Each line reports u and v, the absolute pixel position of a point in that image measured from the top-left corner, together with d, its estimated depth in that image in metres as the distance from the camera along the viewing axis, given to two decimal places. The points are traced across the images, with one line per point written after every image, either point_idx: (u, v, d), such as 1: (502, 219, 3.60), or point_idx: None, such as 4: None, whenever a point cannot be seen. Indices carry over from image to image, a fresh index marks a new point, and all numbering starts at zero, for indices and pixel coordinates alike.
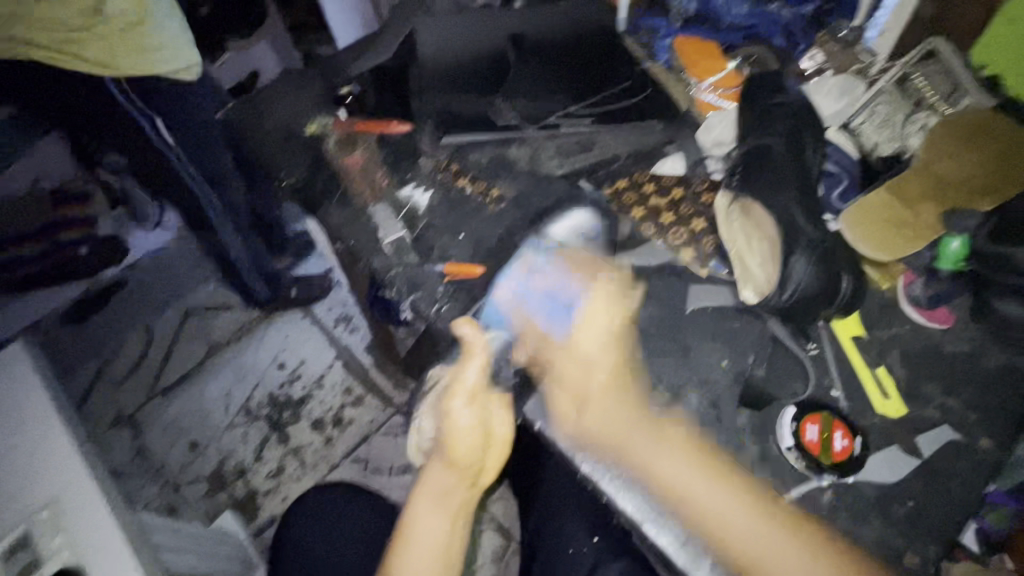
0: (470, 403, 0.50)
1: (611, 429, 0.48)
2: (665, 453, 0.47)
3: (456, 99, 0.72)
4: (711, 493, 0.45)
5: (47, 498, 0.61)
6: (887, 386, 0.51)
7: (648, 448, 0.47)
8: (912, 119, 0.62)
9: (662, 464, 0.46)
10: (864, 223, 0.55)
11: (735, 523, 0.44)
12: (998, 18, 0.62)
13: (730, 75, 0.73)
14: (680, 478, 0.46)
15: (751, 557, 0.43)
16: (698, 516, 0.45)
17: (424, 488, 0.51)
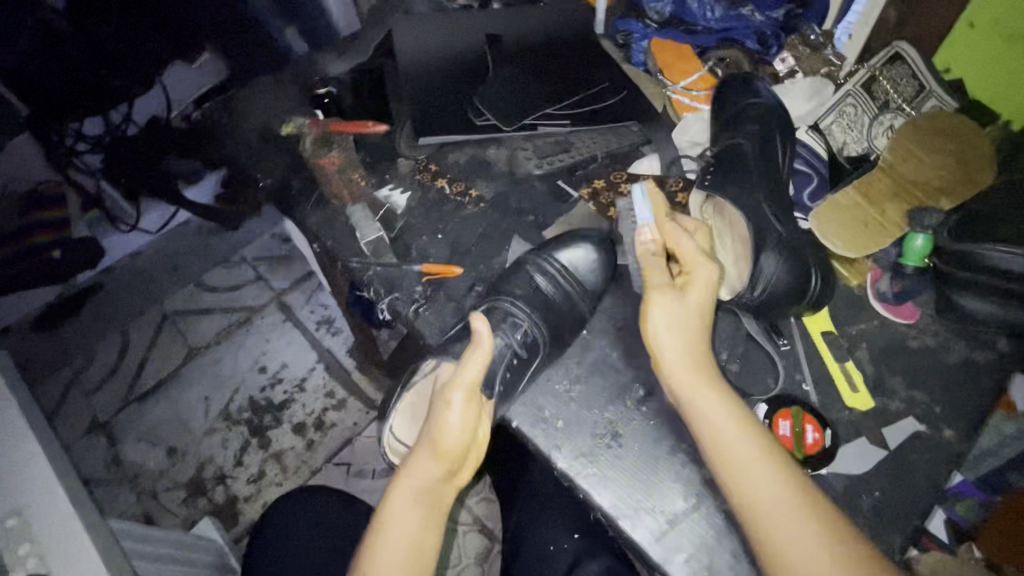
0: (466, 397, 0.47)
1: (684, 340, 0.48)
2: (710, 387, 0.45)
3: (435, 100, 0.72)
4: (740, 436, 0.42)
5: (14, 507, 0.59)
6: (857, 380, 0.52)
7: (688, 373, 0.46)
8: (878, 121, 0.64)
9: (703, 393, 0.45)
10: (831, 218, 0.56)
11: (759, 474, 0.41)
12: (959, 27, 0.64)
13: (706, 77, 0.74)
14: (713, 417, 0.44)
15: (758, 502, 0.40)
16: (721, 453, 0.42)
17: (402, 483, 0.46)
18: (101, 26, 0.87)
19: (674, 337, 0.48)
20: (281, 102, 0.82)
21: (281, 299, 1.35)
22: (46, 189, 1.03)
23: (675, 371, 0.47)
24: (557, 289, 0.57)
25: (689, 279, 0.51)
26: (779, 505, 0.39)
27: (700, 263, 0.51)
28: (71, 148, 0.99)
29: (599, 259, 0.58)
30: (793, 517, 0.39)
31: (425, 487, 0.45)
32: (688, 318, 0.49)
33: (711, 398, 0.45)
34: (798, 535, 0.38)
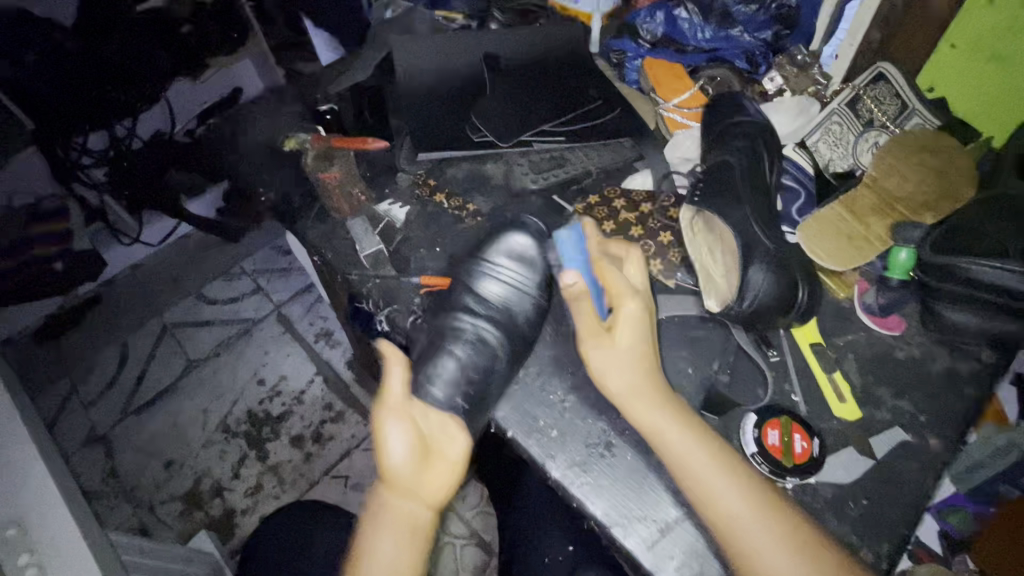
0: (397, 421, 0.47)
1: (632, 373, 0.48)
2: (661, 410, 0.46)
3: (433, 117, 0.74)
4: (698, 453, 0.44)
5: (14, 516, 0.60)
6: (844, 390, 0.53)
7: (642, 401, 0.47)
8: (863, 138, 0.65)
9: (657, 419, 0.46)
10: (817, 231, 0.58)
11: (721, 490, 0.43)
12: (942, 45, 0.66)
13: (696, 95, 0.76)
14: (669, 437, 0.45)
15: (720, 518, 0.42)
16: (683, 474, 0.44)
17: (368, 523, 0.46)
18: (103, 44, 0.97)
19: (622, 373, 0.48)
20: (283, 118, 0.85)
21: (281, 311, 1.37)
22: (52, 205, 1.08)
23: (631, 400, 0.47)
24: (506, 293, 0.59)
25: (618, 318, 0.50)
26: (742, 521, 0.42)
27: (627, 298, 0.50)
28: (78, 162, 1.06)
29: (536, 256, 0.59)
30: (750, 527, 0.41)
31: (393, 519, 0.45)
32: (628, 351, 0.48)
33: (664, 421, 0.46)
34: (767, 543, 0.41)
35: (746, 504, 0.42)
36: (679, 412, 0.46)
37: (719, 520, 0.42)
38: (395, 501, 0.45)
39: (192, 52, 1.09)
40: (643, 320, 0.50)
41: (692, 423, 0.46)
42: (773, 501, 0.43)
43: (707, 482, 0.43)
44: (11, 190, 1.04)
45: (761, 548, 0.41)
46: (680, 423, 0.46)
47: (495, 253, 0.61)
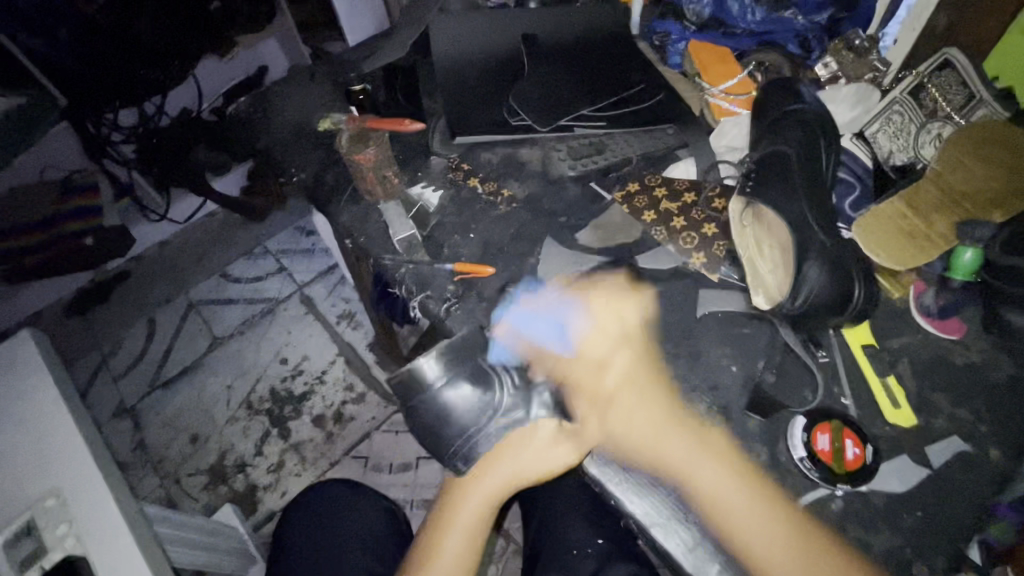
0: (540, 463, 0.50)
1: (655, 445, 0.49)
2: (702, 458, 0.49)
3: (470, 98, 0.72)
4: (713, 470, 0.48)
5: (53, 486, 0.61)
6: (898, 395, 0.51)
7: (679, 449, 0.49)
8: (925, 129, 0.61)
9: (679, 429, 0.50)
10: (875, 229, 0.55)
11: (734, 506, 0.46)
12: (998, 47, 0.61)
13: (743, 81, 0.72)
14: (721, 491, 0.47)
15: (731, 525, 0.45)
16: (720, 511, 0.46)
17: (456, 516, 0.53)
18: (135, 19, 1.01)
19: (634, 381, 0.52)
20: (313, 95, 0.83)
21: (304, 292, 1.38)
22: (83, 178, 1.14)
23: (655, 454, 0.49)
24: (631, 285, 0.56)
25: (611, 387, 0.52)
26: (752, 524, 0.45)
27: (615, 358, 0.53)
28: (109, 137, 1.11)
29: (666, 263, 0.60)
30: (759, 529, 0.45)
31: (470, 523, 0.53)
32: (643, 416, 0.51)
33: (708, 468, 0.48)
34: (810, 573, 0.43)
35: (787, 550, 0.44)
36: (723, 460, 0.49)
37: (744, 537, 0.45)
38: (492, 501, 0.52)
39: (218, 30, 1.12)
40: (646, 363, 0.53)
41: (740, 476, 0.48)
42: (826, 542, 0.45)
43: (718, 495, 0.47)
44: (42, 162, 1.10)
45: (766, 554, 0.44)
46: (725, 474, 0.48)
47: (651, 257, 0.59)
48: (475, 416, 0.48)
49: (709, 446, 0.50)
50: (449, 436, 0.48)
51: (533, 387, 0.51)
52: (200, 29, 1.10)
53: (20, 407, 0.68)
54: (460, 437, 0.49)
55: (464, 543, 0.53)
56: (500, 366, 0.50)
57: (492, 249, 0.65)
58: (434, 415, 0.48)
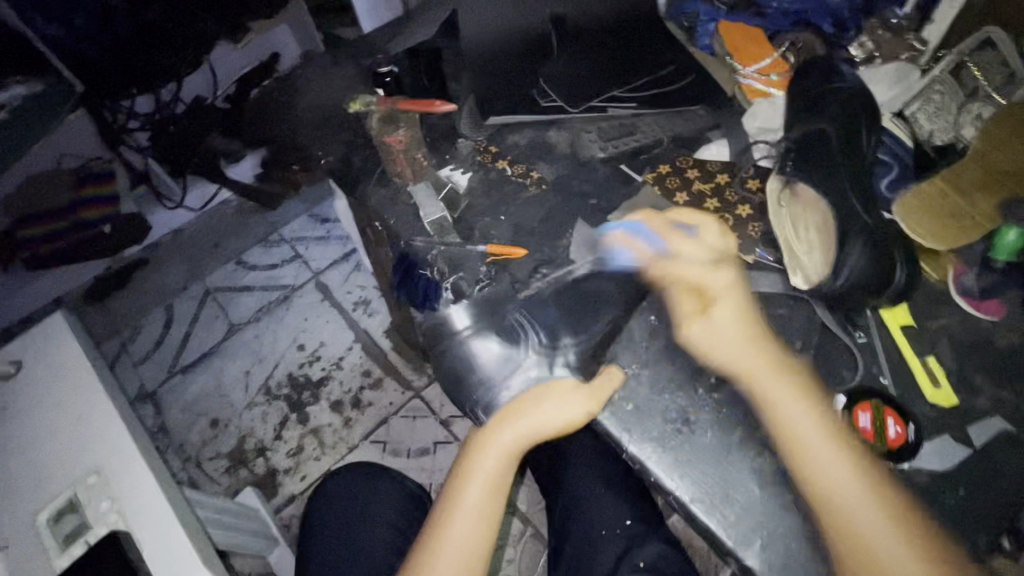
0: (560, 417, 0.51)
1: (738, 352, 0.49)
2: (788, 393, 0.47)
3: (506, 82, 0.75)
4: (800, 410, 0.47)
5: (95, 463, 0.63)
6: (939, 375, 0.51)
7: (764, 377, 0.48)
8: (965, 110, 0.60)
9: (761, 367, 0.48)
10: (915, 210, 0.56)
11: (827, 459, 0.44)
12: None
13: (776, 62, 0.72)
14: (804, 428, 0.46)
15: (824, 481, 0.44)
16: (803, 455, 0.45)
17: (475, 470, 0.53)
18: (146, 9, 1.00)
19: (724, 342, 0.50)
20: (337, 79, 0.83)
21: (320, 279, 1.38)
22: (100, 166, 1.14)
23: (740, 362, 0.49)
24: None
25: (714, 291, 0.52)
26: (846, 489, 0.43)
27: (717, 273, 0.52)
28: (126, 126, 1.12)
29: None
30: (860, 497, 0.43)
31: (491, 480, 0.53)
32: (731, 324, 0.50)
33: (794, 405, 0.47)
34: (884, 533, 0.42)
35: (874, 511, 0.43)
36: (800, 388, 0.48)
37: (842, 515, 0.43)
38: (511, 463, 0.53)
39: (233, 16, 1.12)
40: (738, 286, 0.52)
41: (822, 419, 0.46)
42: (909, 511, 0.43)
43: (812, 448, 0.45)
44: (59, 150, 1.07)
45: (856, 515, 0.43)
46: (813, 410, 0.47)
47: None
48: (494, 369, 0.54)
49: (794, 390, 0.48)
50: (470, 383, 0.55)
51: (555, 352, 0.54)
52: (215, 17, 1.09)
53: (55, 387, 0.69)
54: (477, 388, 0.55)
55: (484, 503, 0.53)
56: (527, 331, 0.55)
57: (523, 232, 0.65)
58: (460, 361, 0.55)
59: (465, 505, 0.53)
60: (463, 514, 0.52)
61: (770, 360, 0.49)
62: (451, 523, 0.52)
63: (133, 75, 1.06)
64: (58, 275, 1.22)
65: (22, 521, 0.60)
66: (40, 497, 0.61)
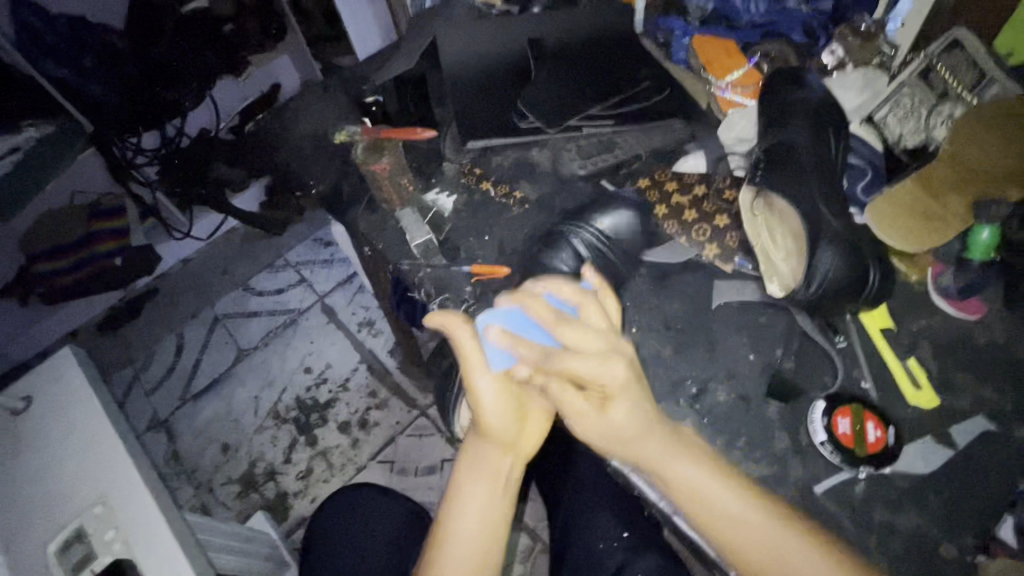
0: (502, 395, 0.51)
1: (634, 446, 0.46)
2: (663, 448, 0.46)
3: (477, 105, 0.74)
4: (691, 472, 0.45)
5: (101, 493, 0.64)
6: (919, 377, 0.52)
7: (652, 446, 0.46)
8: (936, 111, 0.61)
9: (659, 452, 0.46)
10: (886, 211, 0.57)
11: (738, 516, 0.43)
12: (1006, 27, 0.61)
13: (750, 72, 0.74)
14: (702, 488, 0.44)
15: (746, 544, 0.43)
16: (702, 515, 0.44)
17: (463, 494, 0.51)
18: (151, 48, 1.06)
19: (613, 429, 0.46)
20: (329, 110, 0.86)
21: (324, 301, 1.41)
22: (109, 202, 1.17)
23: (629, 451, 0.47)
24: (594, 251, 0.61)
25: (606, 387, 0.45)
26: (771, 549, 0.42)
27: (607, 369, 0.44)
28: (132, 160, 1.13)
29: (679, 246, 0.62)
30: (782, 549, 0.42)
31: (493, 470, 0.51)
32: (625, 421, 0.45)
33: (687, 467, 0.45)
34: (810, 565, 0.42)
35: (776, 533, 0.43)
36: (691, 454, 0.46)
37: (736, 545, 0.43)
38: (491, 453, 0.52)
39: (235, 49, 1.13)
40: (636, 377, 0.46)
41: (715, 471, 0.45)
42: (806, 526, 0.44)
43: (718, 511, 0.44)
44: (73, 187, 1.13)
45: (789, 571, 0.42)
46: (702, 468, 0.45)
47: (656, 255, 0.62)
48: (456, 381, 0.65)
49: (679, 447, 0.46)
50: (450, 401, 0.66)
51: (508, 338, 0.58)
52: (216, 46, 1.11)
53: (64, 421, 0.71)
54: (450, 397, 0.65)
55: (482, 516, 0.50)
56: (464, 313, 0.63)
57: (508, 252, 0.67)
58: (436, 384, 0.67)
59: (469, 499, 0.50)
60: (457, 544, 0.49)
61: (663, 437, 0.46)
62: (451, 523, 0.50)
63: (130, 108, 1.06)
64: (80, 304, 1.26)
65: (35, 554, 0.62)
66: (48, 529, 0.63)
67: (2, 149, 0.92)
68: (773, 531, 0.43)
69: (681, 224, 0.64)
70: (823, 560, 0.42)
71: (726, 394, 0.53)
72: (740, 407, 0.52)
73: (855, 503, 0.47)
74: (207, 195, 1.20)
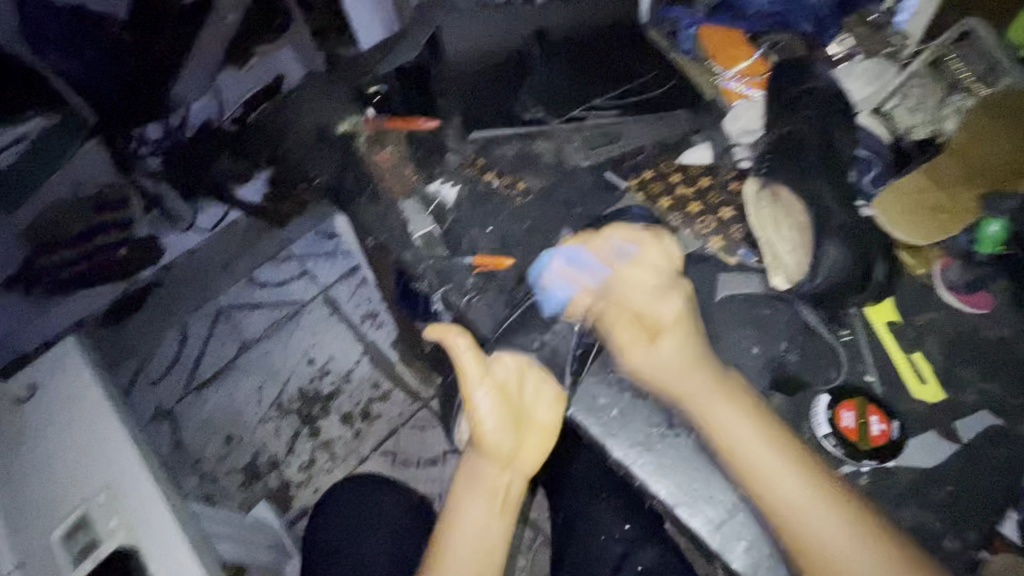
0: (498, 411, 0.53)
1: (681, 377, 0.50)
2: (718, 398, 0.48)
3: (480, 94, 0.74)
4: (741, 428, 0.47)
5: (106, 482, 0.65)
6: (925, 371, 0.52)
7: (697, 391, 0.49)
8: (946, 102, 0.61)
9: (709, 400, 0.48)
10: (897, 206, 0.55)
11: (772, 470, 0.45)
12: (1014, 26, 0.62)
13: (757, 63, 0.73)
14: (738, 436, 0.46)
15: (773, 493, 0.45)
16: (739, 459, 0.46)
17: (461, 502, 0.54)
18: (154, 39, 1.00)
19: (667, 371, 0.50)
20: (332, 100, 0.86)
21: (327, 293, 1.41)
22: (112, 193, 1.12)
23: (677, 385, 0.50)
24: None
25: (660, 323, 0.52)
26: (806, 509, 0.44)
27: (663, 302, 0.53)
28: (137, 152, 1.10)
29: (685, 236, 0.61)
30: (809, 512, 0.44)
31: (490, 487, 0.53)
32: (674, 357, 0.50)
33: (728, 413, 0.48)
34: (810, 513, 0.44)
35: (808, 494, 0.44)
36: (743, 404, 0.48)
37: (765, 487, 0.45)
38: (488, 466, 0.54)
39: (239, 40, 1.10)
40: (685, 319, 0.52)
41: (767, 429, 0.47)
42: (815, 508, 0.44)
43: (757, 461, 0.45)
44: (75, 181, 1.05)
45: (822, 540, 0.43)
46: (747, 416, 0.47)
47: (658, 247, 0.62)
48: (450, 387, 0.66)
49: (736, 398, 0.48)
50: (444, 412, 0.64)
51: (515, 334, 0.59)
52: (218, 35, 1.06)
53: (69, 410, 0.71)
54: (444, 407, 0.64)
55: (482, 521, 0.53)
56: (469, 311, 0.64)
57: (511, 243, 0.66)
58: None
59: (468, 516, 0.53)
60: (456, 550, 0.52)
61: (713, 383, 0.49)
62: (450, 539, 0.52)
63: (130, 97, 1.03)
64: (86, 293, 1.21)
65: (37, 542, 0.62)
66: (53, 517, 0.63)
67: (8, 140, 0.92)
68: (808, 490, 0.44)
69: (685, 216, 0.63)
70: (842, 518, 0.43)
71: None
72: (743, 400, 0.52)
73: (858, 497, 0.47)
74: (209, 182, 1.22)
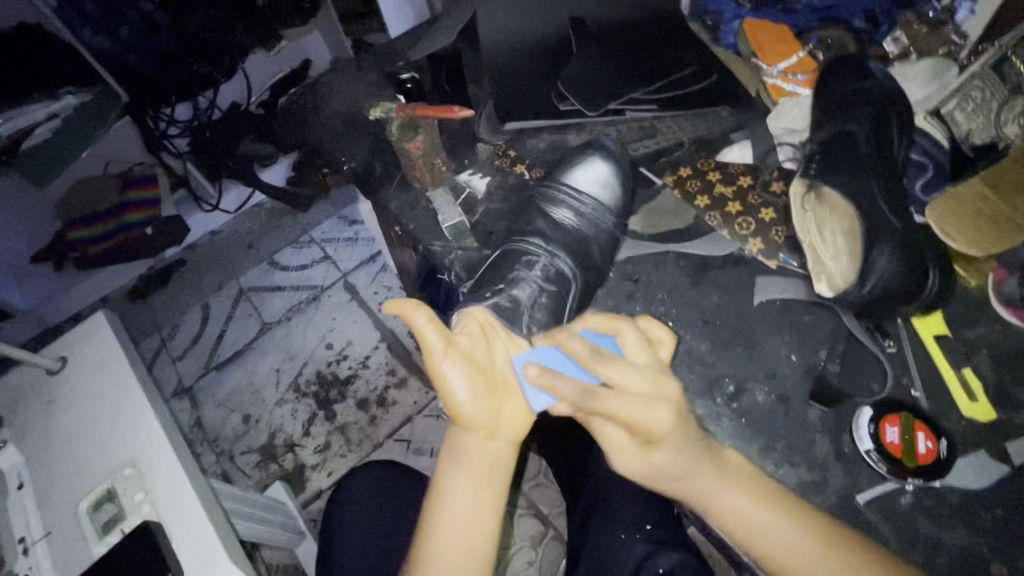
0: (471, 381, 0.46)
1: (686, 475, 0.43)
2: (718, 473, 0.43)
3: (515, 83, 0.72)
4: (737, 489, 0.42)
5: (131, 455, 0.66)
6: (975, 389, 0.50)
7: (698, 471, 0.43)
8: (1008, 106, 0.57)
9: (712, 484, 0.43)
10: (953, 216, 0.53)
11: (779, 521, 0.41)
12: None
13: (805, 60, 0.70)
14: (745, 503, 0.42)
15: (788, 555, 0.39)
16: (746, 520, 0.41)
17: (445, 493, 0.45)
18: (188, 18, 1.04)
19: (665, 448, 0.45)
20: (362, 86, 0.85)
21: (347, 279, 1.41)
22: (142, 171, 1.18)
23: (678, 484, 0.44)
24: (576, 218, 0.62)
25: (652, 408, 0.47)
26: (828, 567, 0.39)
27: (666, 389, 0.46)
28: (166, 132, 1.14)
29: (722, 237, 0.60)
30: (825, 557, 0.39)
31: (478, 462, 0.46)
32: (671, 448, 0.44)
33: (728, 489, 0.42)
34: (806, 548, 0.40)
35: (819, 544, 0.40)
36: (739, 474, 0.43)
37: (772, 540, 0.40)
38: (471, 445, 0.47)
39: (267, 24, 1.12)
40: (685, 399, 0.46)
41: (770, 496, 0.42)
42: (837, 531, 0.41)
43: (763, 525, 0.41)
44: (106, 157, 1.12)
45: None
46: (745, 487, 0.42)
47: (694, 246, 0.61)
48: None
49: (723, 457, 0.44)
50: None
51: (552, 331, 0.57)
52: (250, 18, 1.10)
53: (95, 381, 0.72)
54: None
55: (474, 502, 0.45)
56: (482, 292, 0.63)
57: None
58: None
59: (454, 504, 0.45)
60: (443, 547, 0.43)
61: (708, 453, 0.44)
62: (435, 528, 0.44)
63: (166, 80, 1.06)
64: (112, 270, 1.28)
65: (68, 511, 0.64)
66: (79, 487, 0.65)
67: (43, 116, 0.93)
68: (822, 544, 0.40)
69: (723, 215, 0.61)
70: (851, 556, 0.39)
71: (764, 395, 0.51)
72: (778, 408, 0.51)
73: (897, 515, 0.46)
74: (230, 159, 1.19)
